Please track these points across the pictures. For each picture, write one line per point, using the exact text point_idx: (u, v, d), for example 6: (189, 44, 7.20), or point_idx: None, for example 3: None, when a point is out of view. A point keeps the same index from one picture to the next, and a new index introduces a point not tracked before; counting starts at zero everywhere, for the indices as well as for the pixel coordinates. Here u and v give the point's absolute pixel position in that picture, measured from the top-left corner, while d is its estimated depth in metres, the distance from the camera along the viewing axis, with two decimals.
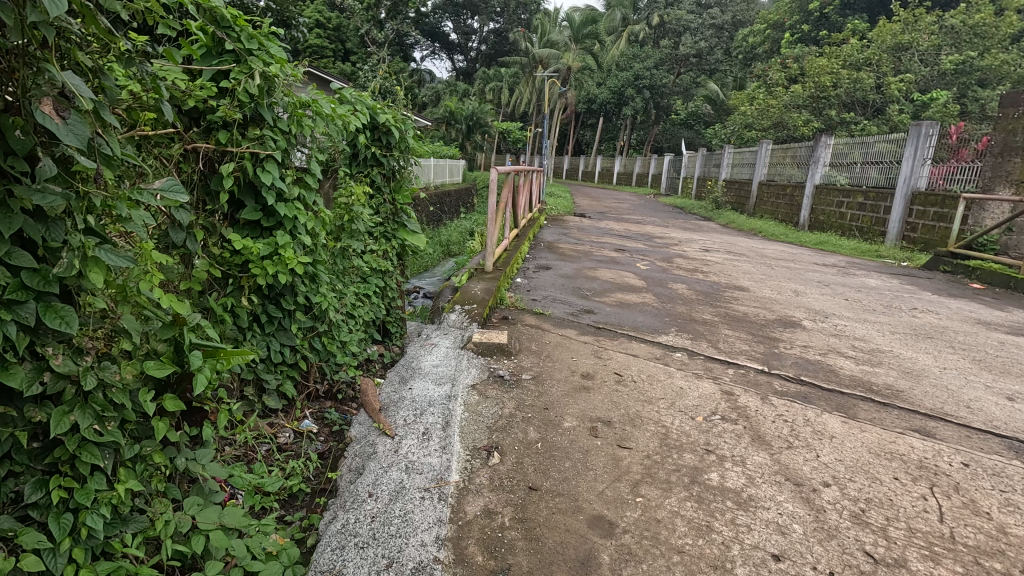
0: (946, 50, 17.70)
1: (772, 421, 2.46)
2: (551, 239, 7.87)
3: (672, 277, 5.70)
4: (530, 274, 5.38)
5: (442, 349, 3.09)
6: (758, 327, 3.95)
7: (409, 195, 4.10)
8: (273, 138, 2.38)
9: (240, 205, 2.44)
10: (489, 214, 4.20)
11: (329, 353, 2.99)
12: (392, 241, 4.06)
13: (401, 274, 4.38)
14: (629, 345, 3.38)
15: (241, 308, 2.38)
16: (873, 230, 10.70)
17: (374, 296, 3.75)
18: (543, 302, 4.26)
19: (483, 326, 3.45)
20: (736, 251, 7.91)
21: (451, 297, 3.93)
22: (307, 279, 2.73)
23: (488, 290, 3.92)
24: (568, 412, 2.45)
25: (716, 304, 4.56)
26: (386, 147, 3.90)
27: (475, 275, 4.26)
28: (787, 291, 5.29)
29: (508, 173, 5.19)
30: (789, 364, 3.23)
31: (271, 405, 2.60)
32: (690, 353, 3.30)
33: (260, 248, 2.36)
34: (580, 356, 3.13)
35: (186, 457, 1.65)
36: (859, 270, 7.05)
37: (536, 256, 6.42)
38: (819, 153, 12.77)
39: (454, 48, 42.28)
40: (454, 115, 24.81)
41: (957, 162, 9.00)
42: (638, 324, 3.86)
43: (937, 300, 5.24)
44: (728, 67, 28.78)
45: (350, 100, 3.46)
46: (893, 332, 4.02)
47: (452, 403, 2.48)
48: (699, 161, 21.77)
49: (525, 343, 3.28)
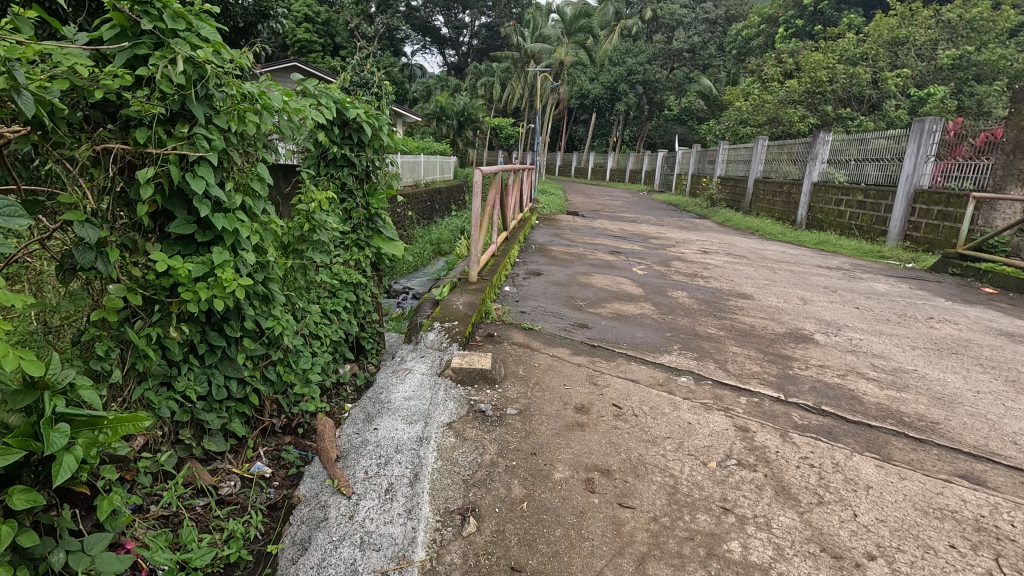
0: (942, 45, 17.46)
1: (797, 467, 2.11)
2: (542, 241, 7.49)
3: (670, 283, 5.35)
4: (519, 281, 5.01)
5: (417, 376, 2.73)
6: (767, 342, 3.61)
7: (384, 198, 3.74)
8: (208, 136, 2.00)
9: (170, 216, 2.06)
10: (473, 220, 3.82)
11: (286, 382, 2.61)
12: (366, 249, 3.70)
13: (377, 285, 4.02)
14: (628, 368, 3.02)
15: (171, 340, 2.01)
16: (873, 229, 10.41)
17: (344, 311, 3.39)
18: (533, 315, 3.89)
19: (465, 346, 3.09)
20: (735, 253, 7.56)
21: (430, 311, 3.54)
22: (256, 300, 2.35)
23: (472, 303, 3.55)
24: (559, 459, 2.10)
25: (721, 316, 4.22)
26: (358, 145, 3.54)
27: (459, 286, 3.89)
28: (794, 299, 4.96)
29: (496, 173, 4.79)
30: (806, 389, 2.88)
31: (212, 449, 2.23)
32: (695, 377, 2.94)
33: (191, 269, 1.98)
34: (573, 383, 2.77)
35: (65, 550, 1.28)
36: (865, 273, 6.73)
37: (526, 259, 6.06)
38: (817, 149, 12.44)
39: (445, 44, 41.70)
40: (445, 110, 24.34)
41: (952, 160, 8.92)
42: (637, 340, 3.51)
43: (952, 307, 4.93)
44: (722, 62, 28.45)
45: (313, 93, 3.08)
46: (913, 347, 3.69)
47: (422, 449, 2.11)
48: (693, 157, 21.44)
49: (511, 367, 2.92)
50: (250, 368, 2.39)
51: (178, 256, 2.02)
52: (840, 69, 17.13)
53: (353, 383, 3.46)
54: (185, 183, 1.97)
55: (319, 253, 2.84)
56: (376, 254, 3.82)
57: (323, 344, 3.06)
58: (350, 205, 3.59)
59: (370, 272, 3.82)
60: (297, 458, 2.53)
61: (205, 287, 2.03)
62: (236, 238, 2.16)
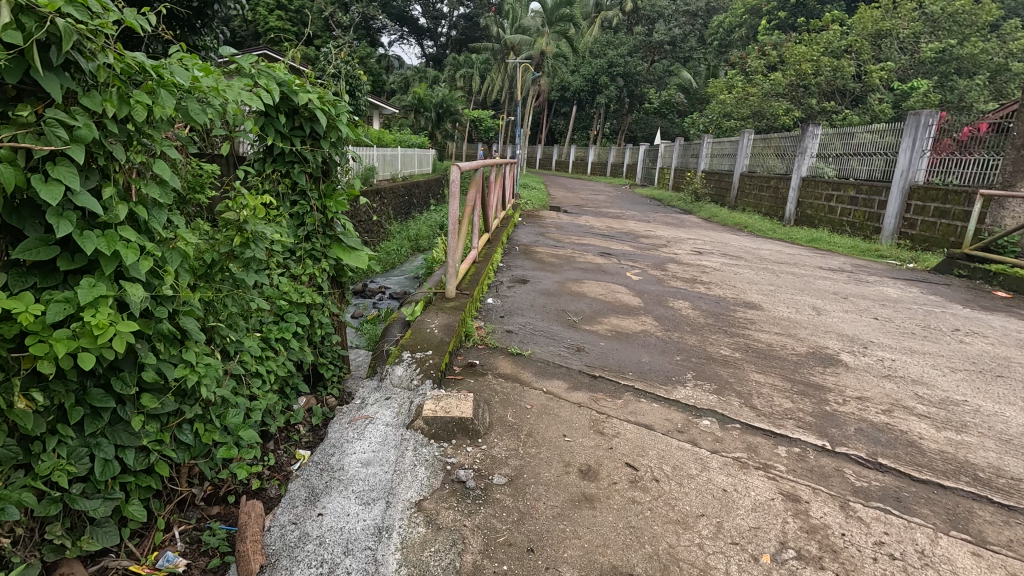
0: (925, 38, 17.30)
1: (874, 561, 1.62)
2: (525, 242, 6.94)
3: (669, 291, 4.86)
4: (503, 290, 4.46)
5: (378, 430, 2.18)
6: (791, 368, 3.13)
7: (344, 200, 3.16)
8: (65, 122, 1.41)
9: (20, 236, 1.47)
10: (449, 223, 3.24)
11: (209, 444, 2.01)
12: (323, 260, 3.11)
13: (340, 301, 3.44)
14: (638, 408, 2.49)
15: (19, 412, 1.41)
16: (866, 225, 10.10)
17: (294, 339, 2.81)
18: (521, 336, 3.35)
19: (441, 384, 2.54)
20: (731, 254, 7.12)
21: (400, 336, 2.97)
22: (160, 345, 1.77)
23: (449, 325, 2.98)
24: (563, 556, 1.57)
25: (732, 332, 3.73)
26: (311, 138, 2.96)
27: (435, 301, 3.33)
28: (805, 309, 4.50)
29: (476, 169, 4.20)
30: (853, 433, 2.39)
31: (95, 548, 1.63)
32: (721, 420, 2.43)
33: (42, 311, 1.39)
34: (575, 433, 2.23)
35: None
36: (869, 275, 6.34)
37: (510, 263, 5.51)
38: (806, 143, 12.07)
39: (423, 34, 40.58)
40: (423, 102, 23.45)
41: (936, 156, 8.72)
42: (643, 366, 2.99)
43: (974, 317, 4.52)
44: (703, 55, 28.14)
45: (247, 72, 2.48)
46: (953, 369, 3.24)
47: (379, 552, 1.56)
48: (676, 151, 21.07)
49: (497, 411, 2.38)
50: (155, 431, 1.81)
51: (26, 292, 1.43)
52: (824, 62, 16.85)
53: (307, 423, 2.90)
54: (34, 191, 1.39)
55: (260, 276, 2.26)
56: (335, 264, 3.22)
57: (266, 384, 2.49)
58: (304, 207, 3.01)
59: (329, 289, 3.24)
60: (224, 540, 1.95)
61: (69, 336, 1.44)
62: (122, 264, 1.57)
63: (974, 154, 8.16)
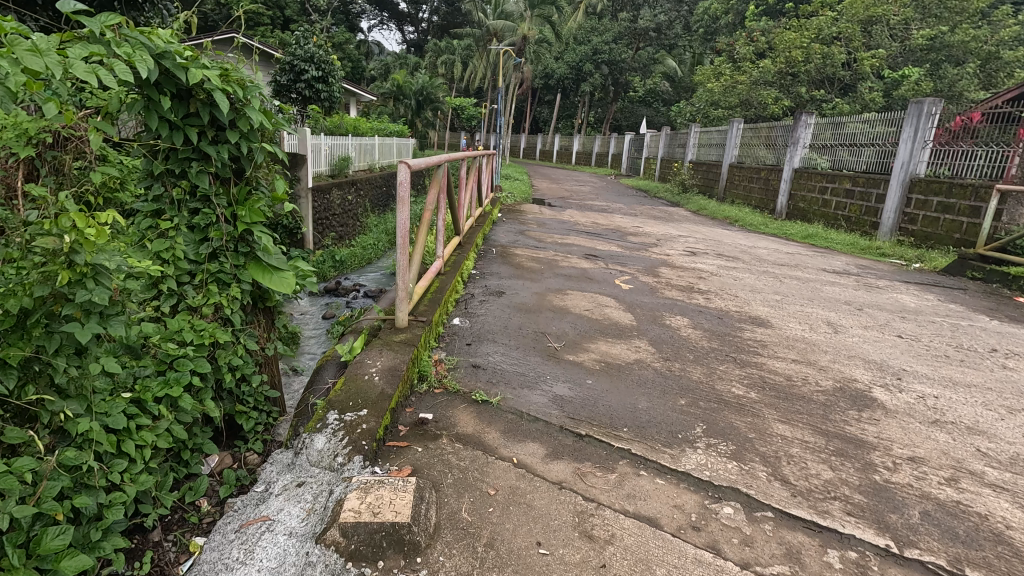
0: (915, 24, 16.85)
1: None
2: (503, 242, 6.29)
3: (664, 303, 4.26)
4: (472, 306, 3.83)
5: (275, 545, 1.57)
6: (820, 414, 2.55)
7: (261, 208, 2.48)
8: None
9: None
10: (396, 235, 2.59)
11: None
12: (234, 285, 2.43)
13: (266, 331, 2.79)
14: (638, 489, 1.89)
15: None
16: (862, 220, 9.61)
17: (188, 393, 2.15)
18: (490, 374, 2.73)
19: (373, 461, 1.91)
20: (726, 255, 6.55)
21: (330, 383, 2.34)
22: None
23: (395, 368, 2.33)
24: None
25: (742, 361, 3.14)
26: (215, 126, 2.31)
27: (381, 332, 2.67)
28: (819, 325, 3.93)
29: (438, 164, 3.53)
30: (920, 522, 1.81)
31: None
32: (747, 507, 1.84)
33: None
34: (552, 539, 1.62)
35: None
36: (877, 278, 5.82)
37: (485, 269, 4.88)
38: (798, 133, 11.53)
39: (404, 19, 39.46)
40: (402, 89, 22.75)
41: (935, 146, 8.27)
42: (639, 416, 2.40)
43: (1006, 332, 3.98)
44: (687, 42, 27.54)
45: (102, 37, 1.82)
46: (1010, 410, 2.69)
47: None
48: (662, 141, 20.47)
49: (447, 503, 1.75)
50: None
51: None
52: (815, 49, 16.36)
53: (212, 496, 2.26)
54: None
55: (113, 329, 1.63)
56: (252, 286, 2.56)
57: (136, 463, 1.86)
58: (205, 217, 2.35)
59: (248, 321, 2.58)
60: None
61: None
62: None
63: (964, 146, 7.86)
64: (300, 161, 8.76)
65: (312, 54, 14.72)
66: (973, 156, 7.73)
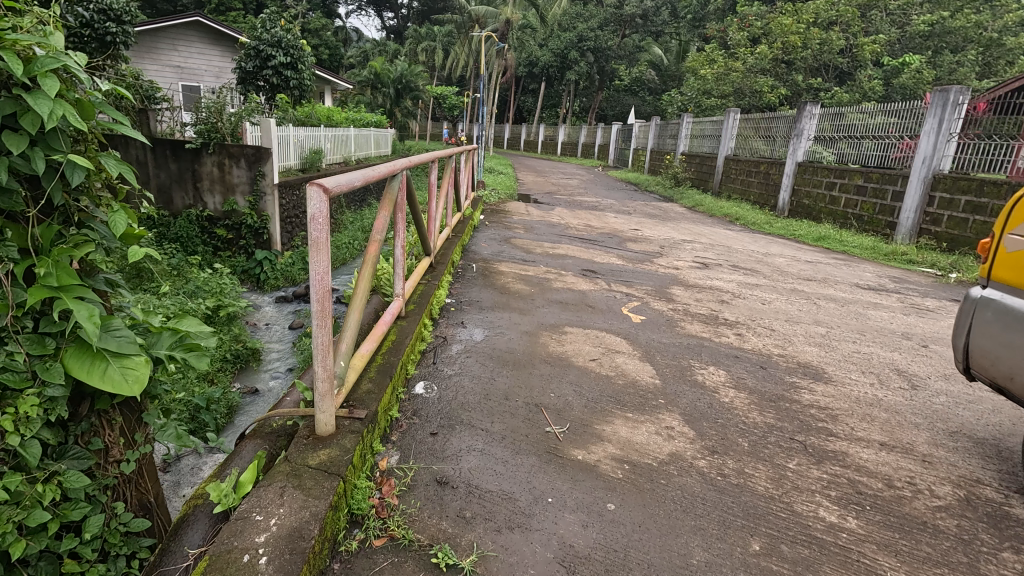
0: (915, 10, 16.12)
1: None
2: (486, 255, 5.35)
3: (688, 344, 3.36)
4: (443, 360, 2.88)
5: None
6: (965, 567, 1.66)
7: (73, 258, 1.50)
8: None
9: None
10: (310, 295, 1.64)
11: None
12: (30, 390, 1.44)
13: (122, 436, 1.81)
14: None
15: None
16: (876, 220, 8.79)
17: None
18: (463, 500, 1.80)
19: None
20: (744, 267, 5.68)
21: (191, 559, 1.39)
22: None
23: (300, 534, 1.39)
24: None
25: (816, 452, 2.25)
26: None
27: (294, 448, 1.71)
28: (889, 377, 3.06)
29: (391, 173, 2.57)
30: None
31: None
32: None
33: None
34: None
35: None
36: (920, 297, 4.98)
37: (462, 298, 3.92)
38: (802, 124, 10.61)
39: (383, 4, 37.99)
40: (380, 77, 21.62)
41: (965, 140, 7.43)
42: None
43: None
44: (675, 30, 26.70)
45: None
46: None
47: None
48: (651, 131, 19.54)
49: None
50: None
51: None
52: (813, 35, 15.58)
53: None
54: None
55: None
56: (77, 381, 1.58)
57: None
58: None
59: (73, 435, 1.62)
60: None
61: None
62: None
63: (969, 138, 7.34)
64: (265, 154, 7.65)
65: (280, 38, 13.41)
66: (986, 149, 7.12)
